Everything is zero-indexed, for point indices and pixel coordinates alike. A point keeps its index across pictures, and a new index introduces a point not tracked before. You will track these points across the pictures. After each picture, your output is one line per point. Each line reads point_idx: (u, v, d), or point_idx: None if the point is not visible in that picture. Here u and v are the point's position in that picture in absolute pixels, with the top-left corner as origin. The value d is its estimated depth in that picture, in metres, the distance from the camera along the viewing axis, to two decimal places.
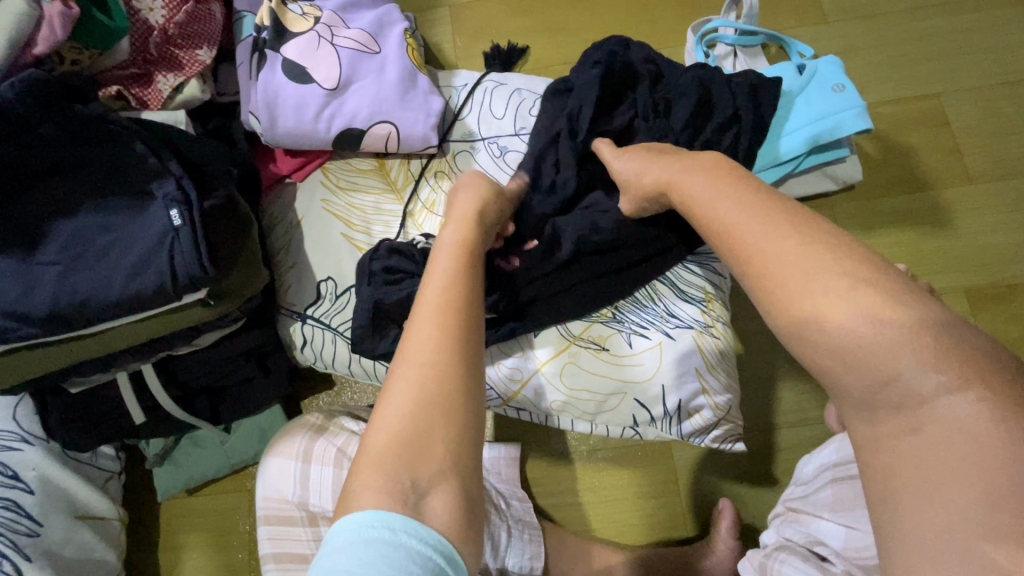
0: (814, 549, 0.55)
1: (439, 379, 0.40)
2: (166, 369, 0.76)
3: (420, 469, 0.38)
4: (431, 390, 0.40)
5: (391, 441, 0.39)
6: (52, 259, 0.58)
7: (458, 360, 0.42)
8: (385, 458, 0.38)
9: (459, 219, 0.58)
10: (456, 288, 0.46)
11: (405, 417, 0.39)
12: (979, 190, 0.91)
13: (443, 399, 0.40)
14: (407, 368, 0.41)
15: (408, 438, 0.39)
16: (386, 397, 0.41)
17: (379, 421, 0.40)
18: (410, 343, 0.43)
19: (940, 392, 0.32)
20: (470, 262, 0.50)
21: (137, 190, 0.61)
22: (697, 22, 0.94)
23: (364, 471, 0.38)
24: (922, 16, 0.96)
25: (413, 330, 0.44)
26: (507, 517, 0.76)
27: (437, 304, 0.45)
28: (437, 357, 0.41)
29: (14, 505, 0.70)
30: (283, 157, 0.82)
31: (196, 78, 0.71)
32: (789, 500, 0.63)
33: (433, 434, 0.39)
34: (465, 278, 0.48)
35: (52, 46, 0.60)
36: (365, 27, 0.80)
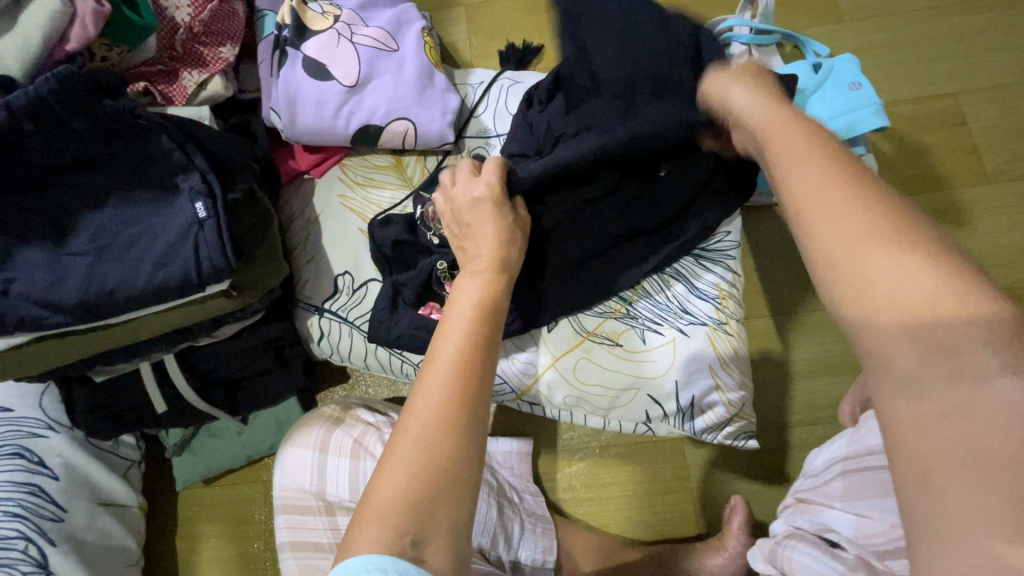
0: (824, 535, 0.56)
1: (446, 440, 0.41)
2: (187, 359, 0.77)
3: (422, 524, 0.39)
4: (434, 459, 0.41)
5: (392, 502, 0.40)
6: (81, 251, 0.60)
7: (459, 432, 0.42)
8: (384, 516, 0.39)
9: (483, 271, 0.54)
10: (470, 350, 0.45)
11: (407, 477, 0.40)
12: (996, 190, 0.90)
13: (447, 460, 0.41)
14: (413, 435, 0.42)
15: (409, 503, 0.40)
16: (390, 460, 0.42)
17: (382, 480, 0.41)
18: (417, 405, 0.43)
19: (1002, 371, 0.30)
20: (490, 314, 0.49)
21: (162, 182, 0.63)
22: (711, 22, 0.94)
23: (365, 522, 0.40)
24: (938, 16, 0.96)
25: (422, 388, 0.44)
26: (520, 511, 0.77)
27: (451, 363, 0.44)
28: (442, 422, 0.42)
29: (40, 490, 0.72)
30: (302, 153, 0.84)
31: (219, 75, 0.73)
32: (798, 491, 0.63)
33: (432, 501, 0.40)
34: (484, 333, 0.47)
35: (84, 43, 0.62)
36: (383, 26, 0.81)
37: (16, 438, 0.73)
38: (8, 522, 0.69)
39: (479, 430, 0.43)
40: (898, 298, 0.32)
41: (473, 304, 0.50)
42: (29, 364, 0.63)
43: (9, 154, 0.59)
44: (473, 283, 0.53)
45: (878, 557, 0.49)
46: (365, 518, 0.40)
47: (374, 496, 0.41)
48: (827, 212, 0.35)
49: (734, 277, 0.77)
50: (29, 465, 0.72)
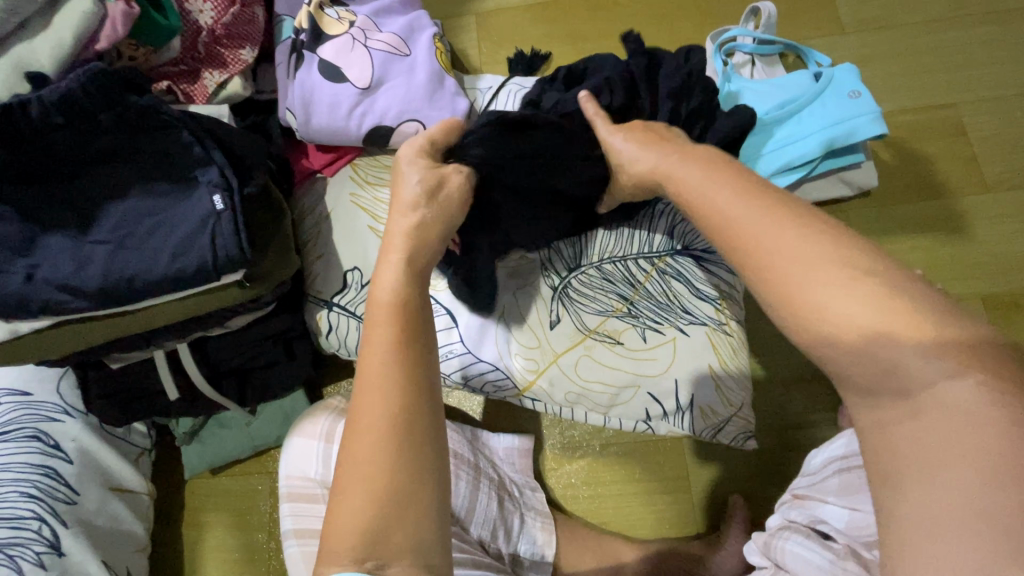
0: (816, 526, 0.56)
1: (392, 455, 0.41)
2: (200, 349, 0.80)
3: (382, 543, 0.40)
4: (384, 481, 0.41)
5: (346, 531, 0.40)
6: (104, 238, 0.63)
7: (401, 450, 0.41)
8: (343, 545, 0.40)
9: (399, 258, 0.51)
10: (398, 355, 0.44)
11: (358, 502, 0.41)
12: (997, 199, 0.91)
13: (394, 472, 0.41)
14: (358, 457, 0.42)
15: (365, 529, 0.40)
16: (340, 486, 0.42)
17: (336, 508, 0.41)
18: (358, 427, 0.42)
19: (943, 376, 0.33)
20: (406, 304, 0.48)
21: (182, 175, 0.65)
22: (715, 32, 0.97)
23: (329, 551, 0.40)
24: (939, 28, 0.98)
25: (358, 412, 0.43)
26: (521, 505, 0.78)
27: (378, 374, 0.44)
28: (383, 444, 0.41)
29: (55, 473, 0.74)
30: (315, 153, 0.87)
31: (238, 76, 0.76)
32: (795, 487, 0.63)
33: (390, 523, 0.40)
34: (406, 333, 0.46)
35: (112, 43, 0.65)
36: (396, 32, 0.85)
37: (34, 421, 0.75)
38: (23, 502, 0.71)
39: (425, 440, 0.42)
40: (843, 313, 0.35)
41: (393, 303, 0.47)
42: (50, 348, 0.65)
43: (37, 145, 0.62)
44: (390, 268, 0.51)
45: (866, 546, 0.51)
46: (327, 548, 0.40)
47: (330, 526, 0.41)
48: (774, 245, 0.39)
49: (734, 279, 0.79)
50: (44, 447, 0.75)
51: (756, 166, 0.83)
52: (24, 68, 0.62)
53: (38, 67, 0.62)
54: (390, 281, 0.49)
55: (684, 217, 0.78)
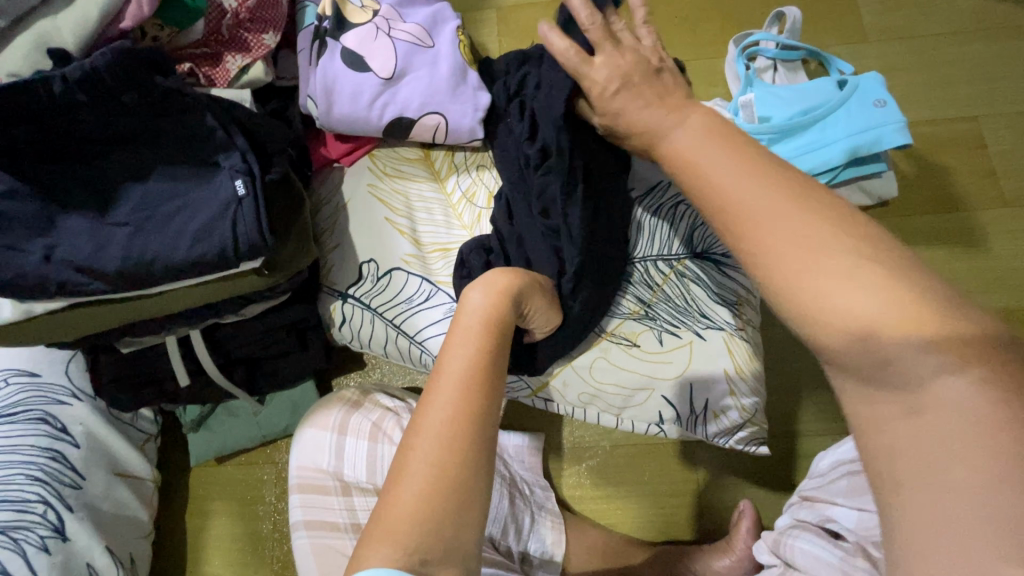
0: (826, 526, 0.56)
1: (456, 460, 0.42)
2: (212, 336, 0.79)
3: (428, 543, 0.39)
4: (446, 477, 0.41)
5: (402, 518, 0.40)
6: (123, 221, 0.62)
7: (466, 452, 0.42)
8: (395, 533, 0.39)
9: (491, 286, 0.56)
10: (483, 365, 0.47)
11: (418, 495, 0.40)
12: (1014, 214, 0.91)
13: (455, 474, 0.41)
14: (426, 446, 0.42)
15: (421, 519, 0.40)
16: (404, 473, 0.42)
17: (394, 495, 0.41)
18: (430, 418, 0.43)
19: (937, 370, 0.32)
20: (496, 324, 0.51)
21: (203, 159, 0.65)
22: (738, 36, 0.97)
23: (377, 540, 0.39)
24: (961, 41, 0.98)
25: (432, 407, 0.44)
26: (531, 503, 0.78)
27: (460, 378, 0.45)
28: (454, 439, 0.42)
29: (62, 457, 0.73)
30: (333, 142, 0.86)
31: (260, 61, 0.75)
32: (801, 490, 0.63)
33: (443, 519, 0.40)
34: (493, 351, 0.48)
35: (137, 22, 0.64)
36: (420, 22, 0.84)
37: (42, 403, 0.74)
38: (29, 485, 0.70)
39: (488, 452, 0.43)
40: (836, 301, 0.35)
41: (480, 320, 0.51)
42: (66, 329, 0.64)
43: (57, 123, 0.61)
44: (481, 290, 0.55)
45: (879, 546, 0.49)
46: (376, 536, 0.40)
47: (386, 516, 0.40)
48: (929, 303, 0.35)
49: (752, 285, 0.79)
50: (52, 431, 0.74)
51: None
52: (47, 43, 0.61)
53: (60, 43, 0.61)
54: (480, 302, 0.53)
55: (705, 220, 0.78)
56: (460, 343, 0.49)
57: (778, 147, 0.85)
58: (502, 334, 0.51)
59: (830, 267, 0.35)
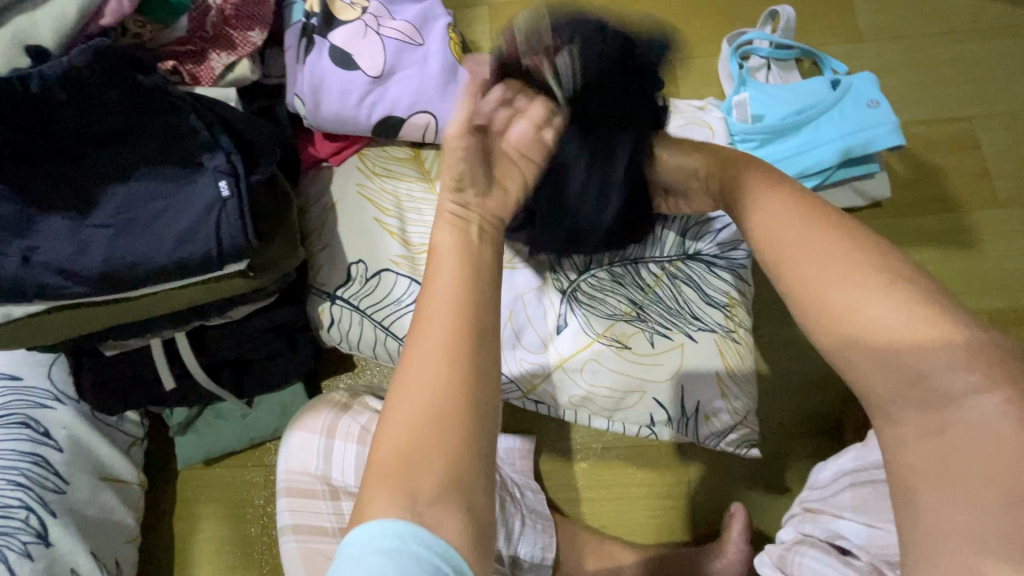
0: (834, 541, 0.56)
1: (445, 394, 0.38)
2: (199, 338, 0.78)
3: (424, 487, 0.36)
4: (433, 425, 0.38)
5: (388, 469, 0.37)
6: (104, 222, 0.60)
7: (455, 395, 0.38)
8: (384, 484, 0.37)
9: (464, 212, 0.49)
10: (460, 301, 0.41)
11: (406, 436, 0.38)
12: (1007, 215, 0.91)
13: (446, 410, 0.38)
14: (405, 396, 0.39)
15: (409, 467, 0.37)
16: (386, 428, 0.39)
17: (378, 448, 0.39)
18: (408, 367, 0.40)
19: (970, 391, 0.37)
20: (472, 255, 0.45)
21: (187, 159, 0.63)
22: (732, 34, 0.96)
23: (373, 488, 0.37)
24: (955, 40, 0.97)
25: (410, 356, 0.40)
26: (522, 506, 0.76)
27: (438, 319, 0.40)
28: (436, 384, 0.38)
29: (45, 461, 0.72)
30: (322, 141, 0.84)
31: (247, 59, 0.74)
32: (804, 500, 0.63)
33: (434, 466, 0.37)
34: (471, 283, 0.43)
35: (118, 19, 0.63)
36: (410, 19, 0.83)
37: (24, 407, 0.73)
38: (12, 490, 0.69)
39: (480, 391, 0.39)
40: (878, 316, 0.39)
41: (459, 246, 0.45)
42: (46, 332, 0.63)
43: (35, 122, 0.60)
44: (450, 220, 0.47)
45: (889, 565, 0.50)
46: (365, 494, 0.38)
47: (373, 471, 0.38)
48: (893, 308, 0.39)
49: (745, 287, 0.78)
50: (34, 435, 0.72)
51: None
52: (25, 40, 0.60)
53: (38, 40, 0.60)
54: (452, 231, 0.47)
55: (696, 221, 0.78)
56: (434, 282, 0.43)
57: (771, 147, 0.84)
58: (480, 262, 0.45)
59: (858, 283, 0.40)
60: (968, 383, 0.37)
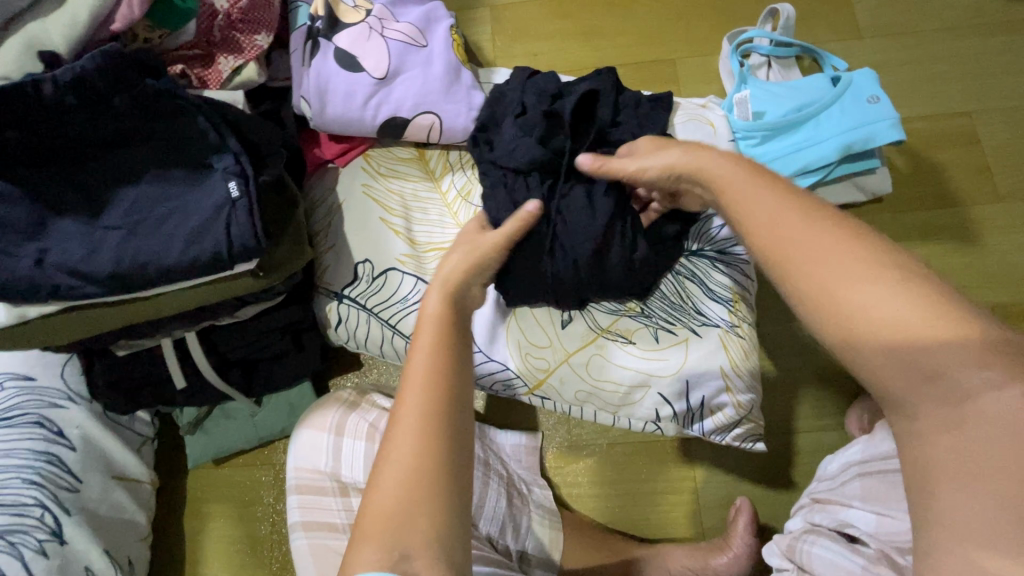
0: (843, 530, 0.56)
1: (425, 459, 0.42)
2: (208, 339, 0.78)
3: (406, 542, 0.40)
4: (416, 483, 0.41)
5: (377, 525, 0.41)
6: (116, 224, 0.62)
7: (437, 456, 0.42)
8: (375, 536, 0.41)
9: (443, 281, 0.54)
10: (438, 370, 0.45)
11: (389, 498, 0.41)
12: (1008, 209, 0.91)
13: (427, 474, 0.41)
14: (394, 457, 0.42)
15: (394, 520, 0.41)
16: (375, 483, 0.43)
17: (368, 504, 0.42)
18: (396, 431, 0.43)
19: (988, 386, 0.34)
20: (451, 323, 0.49)
21: (196, 161, 0.64)
22: (732, 33, 0.97)
23: (361, 544, 0.41)
24: (954, 36, 0.98)
25: (398, 417, 0.44)
26: (528, 502, 0.78)
27: (420, 387, 0.44)
28: (419, 448, 0.42)
29: (58, 460, 0.73)
30: (327, 142, 0.85)
31: (254, 62, 0.75)
32: (813, 493, 0.63)
33: (416, 517, 0.41)
34: (451, 352, 0.47)
35: (129, 24, 0.63)
36: (413, 22, 0.84)
37: (37, 407, 0.74)
38: (26, 489, 0.70)
39: (459, 450, 0.43)
40: None
41: (440, 313, 0.50)
42: (61, 332, 0.65)
43: (47, 126, 0.61)
44: (436, 291, 0.53)
45: (899, 552, 0.50)
46: (359, 539, 0.42)
47: (362, 523, 0.42)
48: None
49: (747, 282, 0.79)
50: (47, 434, 0.74)
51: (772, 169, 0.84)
52: (38, 46, 0.61)
53: (51, 46, 0.61)
54: (435, 302, 0.51)
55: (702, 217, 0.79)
56: (419, 349, 0.47)
57: (770, 144, 0.85)
58: (458, 331, 0.49)
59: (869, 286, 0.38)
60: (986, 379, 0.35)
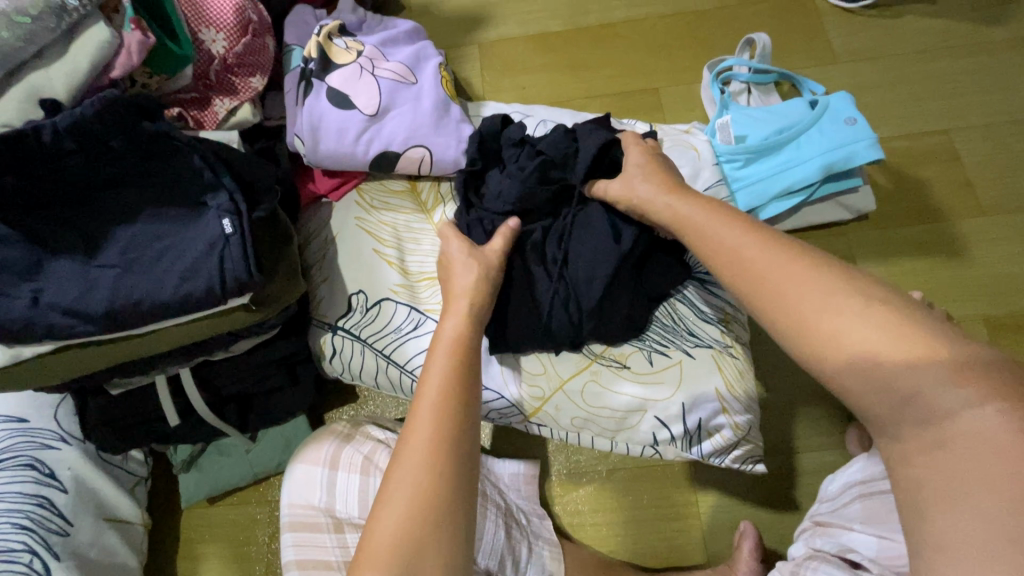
0: (844, 556, 0.54)
1: (433, 476, 0.46)
2: (203, 375, 0.78)
3: (414, 563, 0.43)
4: (426, 498, 0.45)
5: (386, 543, 0.44)
6: (111, 262, 0.63)
7: (448, 472, 0.47)
8: (383, 555, 0.44)
9: (457, 307, 0.64)
10: (451, 388, 0.52)
11: (398, 519, 0.45)
12: (993, 222, 0.93)
13: (436, 494, 0.46)
14: (407, 470, 0.47)
15: (405, 538, 0.44)
16: (387, 498, 0.46)
17: (378, 522, 0.46)
18: (411, 444, 0.48)
19: (959, 401, 0.37)
20: (466, 348, 0.58)
21: (192, 200, 0.66)
22: (712, 61, 1.00)
23: (366, 567, 0.44)
24: (927, 59, 1.01)
25: (412, 431, 0.49)
26: (528, 533, 0.76)
27: (435, 404, 0.50)
28: (431, 463, 0.47)
29: (49, 503, 0.72)
30: (321, 177, 0.87)
31: (248, 103, 0.77)
32: (815, 515, 0.62)
33: (426, 535, 0.44)
34: (462, 371, 0.54)
35: (127, 71, 0.66)
36: (402, 60, 0.87)
37: (29, 449, 0.73)
38: (15, 534, 0.69)
39: (466, 470, 0.48)
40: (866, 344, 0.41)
41: (455, 339, 0.58)
42: (54, 375, 0.65)
43: (47, 170, 0.63)
44: (452, 319, 0.62)
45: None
46: (364, 560, 0.44)
47: (371, 540, 0.45)
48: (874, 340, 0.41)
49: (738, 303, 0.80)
50: (39, 476, 0.73)
51: (758, 190, 0.86)
52: (39, 94, 0.63)
53: (52, 93, 0.63)
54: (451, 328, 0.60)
55: None
56: (435, 370, 0.54)
57: (754, 167, 0.87)
58: (469, 355, 0.57)
59: (835, 310, 0.43)
60: (959, 397, 0.37)
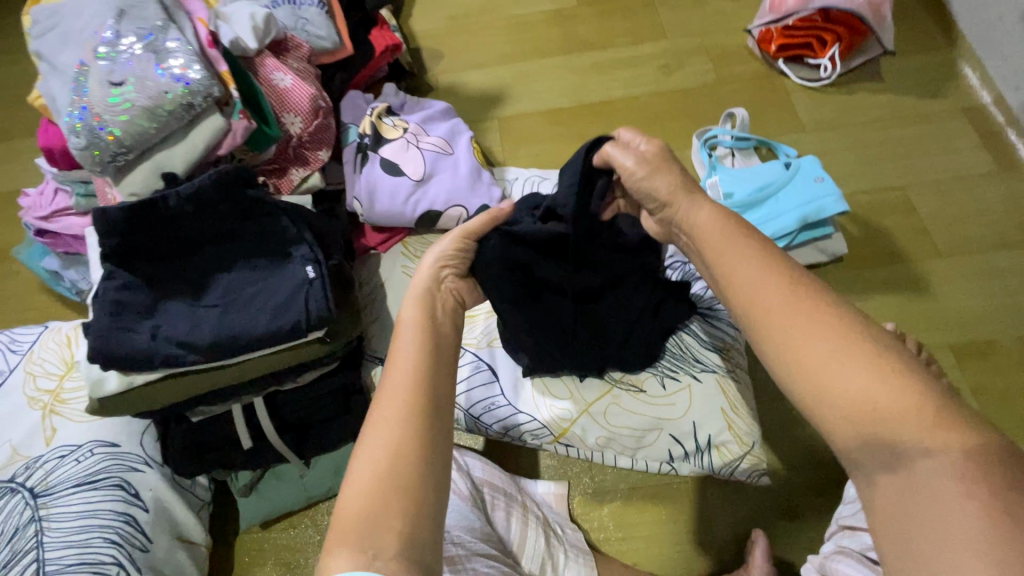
0: (867, 553, 0.63)
1: (395, 452, 0.50)
2: (271, 404, 0.89)
3: (378, 540, 0.46)
4: (388, 473, 0.49)
5: (352, 521, 0.47)
6: (214, 303, 0.76)
7: (410, 451, 0.51)
8: (348, 532, 0.47)
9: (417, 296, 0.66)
10: (413, 375, 0.56)
11: (363, 495, 0.48)
12: (950, 262, 1.08)
13: (400, 470, 0.50)
14: (372, 450, 0.51)
15: (369, 513, 0.47)
16: (353, 477, 0.50)
17: (345, 502, 0.49)
18: (375, 427, 0.52)
19: None
20: (427, 336, 0.61)
21: (279, 251, 0.80)
22: (699, 131, 1.18)
23: (335, 547, 0.47)
24: (881, 127, 1.20)
25: (377, 416, 0.53)
26: (564, 541, 0.84)
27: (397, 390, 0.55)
28: (394, 444, 0.51)
29: (133, 520, 0.80)
30: (371, 232, 1.02)
31: (317, 172, 0.93)
32: (841, 519, 0.72)
33: (391, 510, 0.48)
34: (421, 359, 0.58)
35: (232, 148, 0.81)
36: (441, 135, 1.04)
37: (119, 471, 0.82)
38: (105, 548, 0.77)
39: (427, 446, 0.52)
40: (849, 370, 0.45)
41: (418, 328, 0.62)
42: (154, 399, 0.76)
43: (165, 229, 0.76)
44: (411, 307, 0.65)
45: None
46: (333, 541, 0.47)
47: (340, 519, 0.48)
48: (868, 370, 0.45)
49: (736, 334, 0.93)
50: (126, 496, 0.81)
51: None
52: (163, 169, 0.79)
53: (173, 168, 0.79)
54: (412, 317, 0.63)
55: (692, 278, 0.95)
56: (398, 360, 0.58)
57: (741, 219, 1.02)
58: (430, 342, 0.61)
59: (826, 332, 0.47)
60: None
